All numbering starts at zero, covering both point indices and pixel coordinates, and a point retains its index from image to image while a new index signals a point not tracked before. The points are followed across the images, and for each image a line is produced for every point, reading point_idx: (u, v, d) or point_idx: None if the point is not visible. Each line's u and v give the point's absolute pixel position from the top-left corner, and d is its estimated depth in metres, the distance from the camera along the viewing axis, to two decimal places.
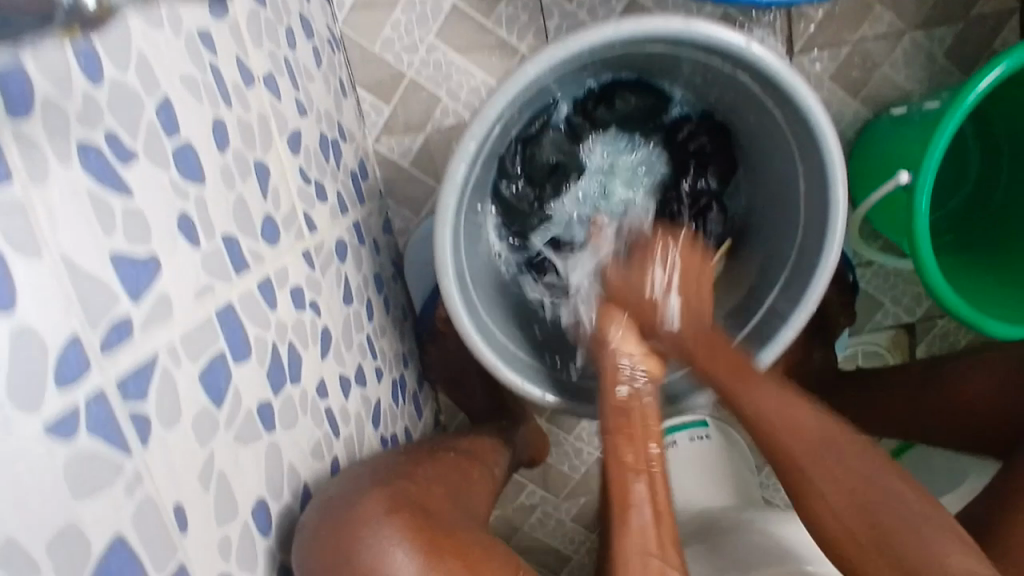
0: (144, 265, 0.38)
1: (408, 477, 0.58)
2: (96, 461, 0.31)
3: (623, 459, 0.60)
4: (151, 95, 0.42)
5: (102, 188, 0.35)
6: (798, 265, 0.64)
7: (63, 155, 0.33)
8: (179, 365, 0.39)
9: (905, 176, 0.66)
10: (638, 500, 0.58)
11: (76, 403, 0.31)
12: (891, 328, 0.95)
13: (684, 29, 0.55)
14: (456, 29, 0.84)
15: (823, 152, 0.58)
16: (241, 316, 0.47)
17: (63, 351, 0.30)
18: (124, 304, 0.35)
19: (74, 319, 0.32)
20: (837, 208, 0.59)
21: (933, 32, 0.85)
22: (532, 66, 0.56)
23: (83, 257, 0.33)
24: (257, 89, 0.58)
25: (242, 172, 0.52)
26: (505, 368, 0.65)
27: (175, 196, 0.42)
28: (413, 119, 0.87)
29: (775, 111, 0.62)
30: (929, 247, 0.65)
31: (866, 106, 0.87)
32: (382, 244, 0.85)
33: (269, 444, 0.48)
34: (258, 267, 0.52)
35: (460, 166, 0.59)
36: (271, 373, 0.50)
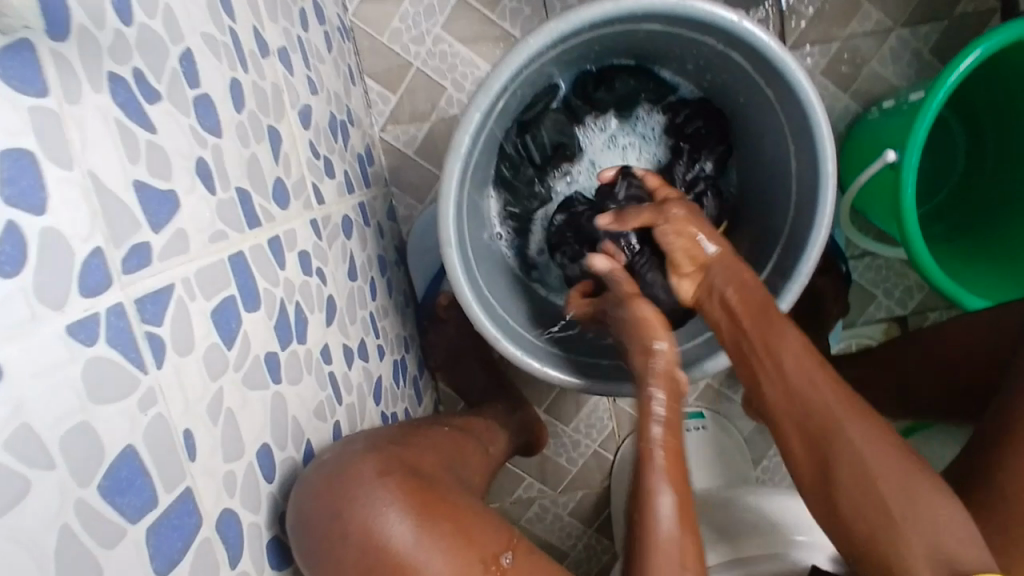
0: (164, 199, 0.39)
1: (400, 441, 0.54)
2: (111, 370, 0.33)
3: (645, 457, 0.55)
4: (175, 45, 0.43)
5: (129, 120, 0.37)
6: (792, 240, 0.66)
7: (94, 82, 0.34)
8: (193, 298, 0.40)
9: (891, 155, 0.69)
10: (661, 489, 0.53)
11: (98, 311, 0.32)
12: (883, 321, 0.98)
13: (681, 5, 0.58)
14: (463, 20, 0.87)
15: (813, 126, 0.60)
16: (251, 266, 0.49)
17: (86, 260, 0.32)
18: (145, 231, 0.37)
19: (99, 234, 0.33)
20: (827, 180, 0.61)
21: (920, 30, 0.89)
22: (535, 39, 0.58)
23: (110, 179, 0.35)
24: (272, 60, 0.60)
25: (256, 133, 0.54)
26: (501, 338, 0.65)
27: (194, 141, 0.44)
28: (419, 109, 0.89)
29: (766, 89, 0.65)
30: (915, 222, 0.69)
31: (857, 101, 0.91)
32: (386, 229, 0.86)
33: (275, 393, 0.49)
34: (269, 224, 0.53)
35: (464, 137, 0.60)
36: (278, 327, 0.51)
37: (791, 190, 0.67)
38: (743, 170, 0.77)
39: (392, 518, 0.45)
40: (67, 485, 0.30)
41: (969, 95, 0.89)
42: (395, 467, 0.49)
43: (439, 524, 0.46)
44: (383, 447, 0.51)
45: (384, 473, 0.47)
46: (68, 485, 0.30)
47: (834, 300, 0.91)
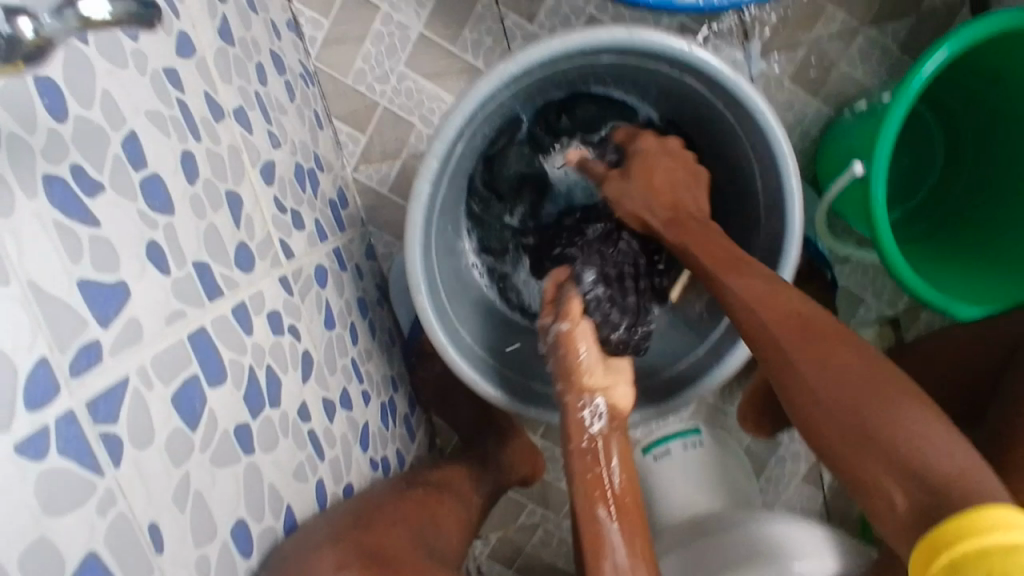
0: (112, 290, 0.39)
1: (364, 521, 0.55)
2: (66, 480, 0.32)
3: (593, 503, 0.61)
4: (117, 130, 0.43)
5: (69, 219, 0.37)
6: (767, 259, 0.67)
7: (28, 188, 0.34)
8: (149, 387, 0.40)
9: (859, 167, 0.69)
10: (613, 547, 0.59)
11: (47, 423, 0.32)
12: (875, 322, 0.97)
13: (629, 38, 0.58)
14: (425, 55, 0.87)
15: (775, 147, 0.61)
16: (215, 341, 0.49)
17: (31, 373, 0.32)
18: (93, 328, 0.37)
19: (43, 343, 0.33)
20: (793, 199, 0.62)
21: (885, 28, 0.88)
22: (485, 84, 0.58)
23: (51, 284, 0.34)
24: (227, 122, 0.60)
25: (213, 201, 0.54)
26: (478, 378, 0.66)
27: (143, 225, 0.44)
28: (389, 147, 0.89)
29: (726, 112, 0.65)
30: (888, 231, 0.68)
31: (827, 104, 0.90)
32: (365, 269, 0.86)
33: (247, 465, 0.48)
34: (232, 292, 0.53)
35: (425, 183, 0.60)
36: (248, 396, 0.51)
37: (760, 208, 0.67)
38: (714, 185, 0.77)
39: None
40: None
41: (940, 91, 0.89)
42: (355, 558, 0.50)
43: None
44: (342, 536, 0.51)
45: (342, 566, 0.48)
46: None
47: (822, 306, 0.91)
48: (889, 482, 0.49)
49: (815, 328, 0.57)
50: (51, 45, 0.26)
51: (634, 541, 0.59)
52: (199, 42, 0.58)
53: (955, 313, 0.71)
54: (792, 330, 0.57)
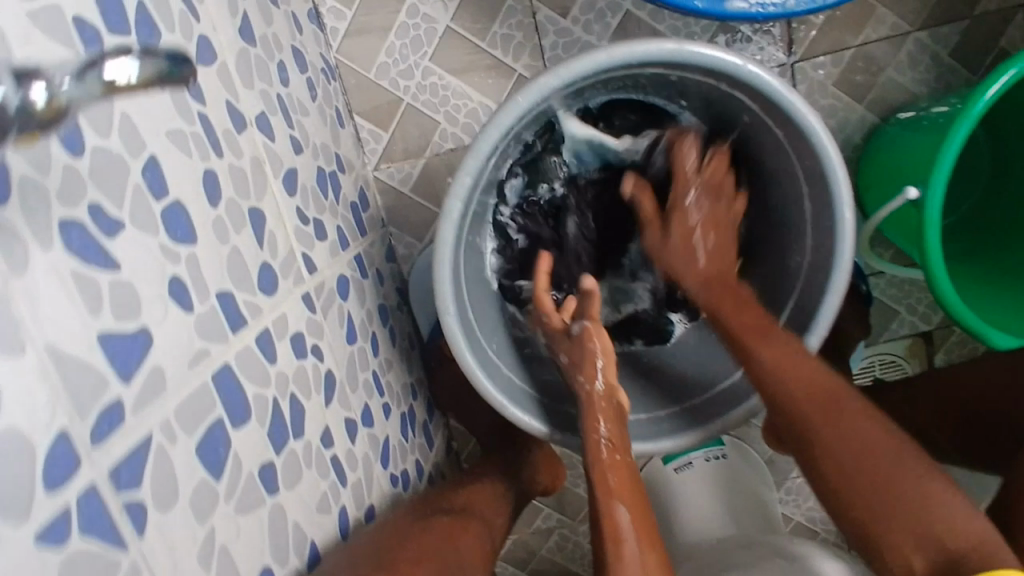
0: (134, 339, 0.36)
1: (389, 559, 0.50)
2: (90, 562, 0.30)
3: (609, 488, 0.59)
4: (136, 157, 0.40)
5: (88, 266, 0.34)
6: (810, 285, 0.64)
7: (43, 239, 0.31)
8: (173, 441, 0.37)
9: (913, 192, 0.65)
10: (627, 532, 0.56)
11: (68, 502, 0.29)
12: (907, 337, 0.94)
13: (680, 51, 0.54)
14: (451, 49, 0.82)
15: (829, 172, 0.58)
16: (239, 377, 0.46)
17: (51, 450, 0.29)
18: (115, 386, 0.34)
19: (62, 415, 0.30)
20: (844, 228, 0.59)
21: (938, 32, 0.83)
22: (524, 97, 0.54)
23: (70, 344, 0.31)
24: (249, 132, 0.56)
25: (235, 223, 0.50)
26: (507, 403, 0.64)
27: (165, 261, 0.41)
28: (412, 146, 0.85)
29: (777, 130, 0.62)
30: (941, 260, 0.64)
31: (873, 111, 0.86)
32: (386, 273, 0.83)
33: (272, 507, 0.46)
34: (256, 320, 0.50)
35: (456, 202, 0.57)
36: (271, 432, 0.49)
37: (806, 231, 0.64)
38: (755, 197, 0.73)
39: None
40: None
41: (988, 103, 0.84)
42: None
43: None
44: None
45: None
46: None
47: (856, 323, 0.88)
48: (907, 546, 0.51)
49: (824, 386, 0.59)
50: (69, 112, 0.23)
51: (648, 535, 0.57)
52: (220, 45, 0.54)
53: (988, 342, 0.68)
54: (805, 386, 0.59)
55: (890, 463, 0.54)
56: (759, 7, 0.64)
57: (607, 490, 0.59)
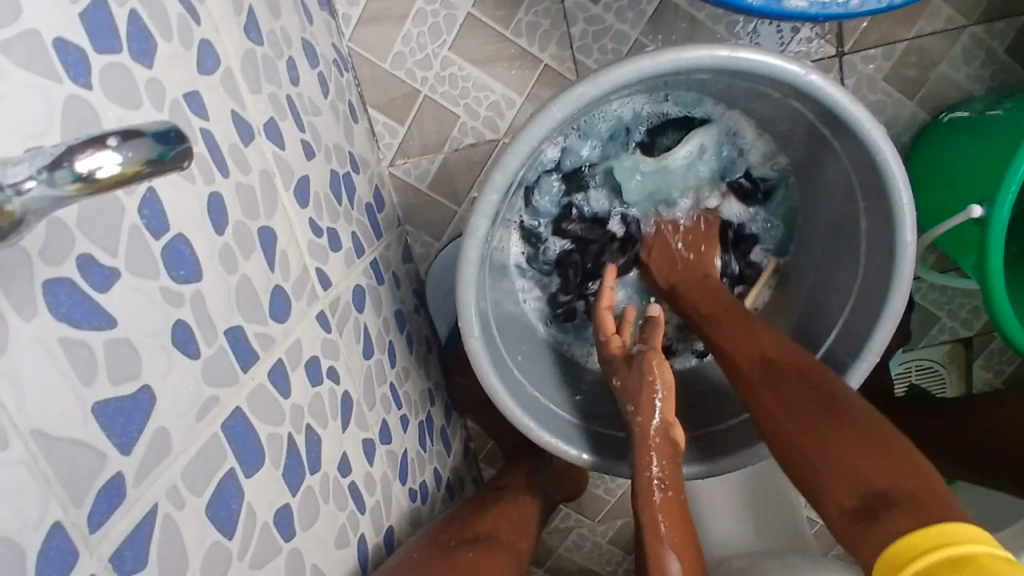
0: (135, 402, 0.33)
1: None
2: None
3: (657, 532, 0.55)
4: (133, 192, 0.36)
5: (80, 330, 0.31)
6: (860, 305, 0.60)
7: (25, 308, 0.28)
8: (181, 507, 0.35)
9: (976, 209, 0.60)
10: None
11: None
12: (947, 342, 0.89)
13: (730, 58, 0.50)
14: (471, 38, 0.77)
15: (891, 186, 0.53)
16: (252, 419, 0.43)
17: (41, 551, 0.26)
18: (114, 460, 0.31)
19: (56, 506, 0.27)
20: (905, 250, 0.55)
21: (994, 27, 0.77)
22: (558, 108, 0.50)
23: (60, 424, 0.28)
24: (257, 143, 0.52)
25: (244, 248, 0.47)
26: (539, 429, 0.61)
27: (167, 305, 0.37)
28: (429, 141, 0.80)
29: (833, 139, 0.57)
30: (1003, 283, 0.60)
31: (925, 107, 0.79)
32: (403, 276, 0.80)
33: (289, 553, 0.44)
34: (268, 352, 0.47)
35: (482, 221, 0.53)
36: (287, 472, 0.46)
37: (860, 246, 0.60)
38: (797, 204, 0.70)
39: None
40: None
41: None
42: None
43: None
44: None
45: None
46: None
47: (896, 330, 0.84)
48: (848, 488, 0.48)
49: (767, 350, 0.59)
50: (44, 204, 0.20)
51: None
52: (224, 50, 0.50)
53: None
54: (755, 352, 0.59)
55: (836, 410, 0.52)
56: (820, 7, 0.59)
57: (658, 540, 0.55)
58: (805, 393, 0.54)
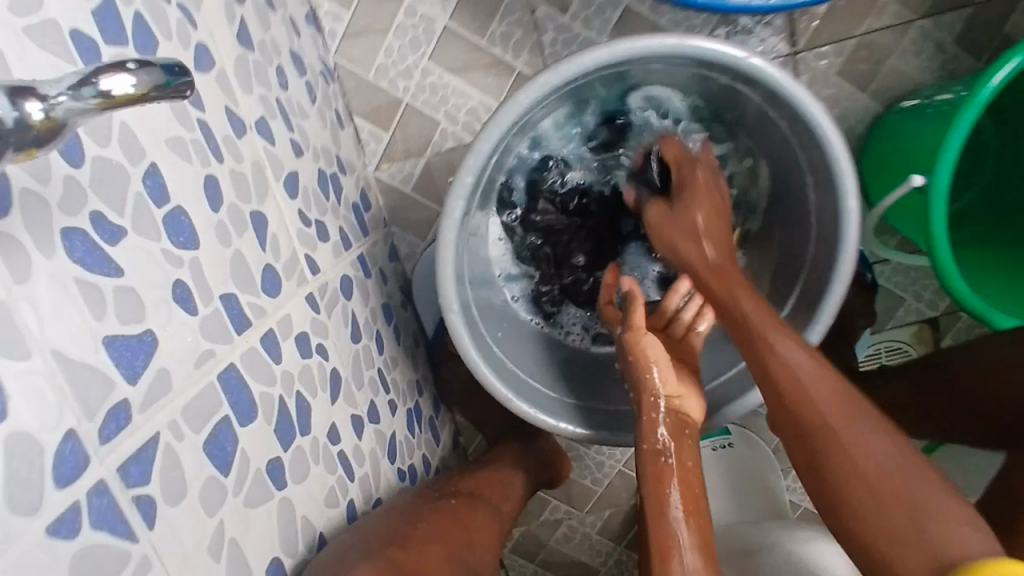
0: (140, 341, 0.37)
1: (399, 539, 0.55)
2: (101, 554, 0.31)
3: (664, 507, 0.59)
4: (136, 165, 0.41)
5: (91, 273, 0.35)
6: (816, 273, 0.64)
7: (45, 247, 0.32)
8: (181, 439, 0.39)
9: (919, 178, 0.63)
10: (681, 546, 0.56)
11: (77, 498, 0.31)
12: (913, 324, 0.94)
13: (681, 45, 0.55)
14: (449, 49, 0.83)
15: (832, 160, 0.58)
16: (245, 376, 0.47)
17: (60, 449, 0.30)
18: (121, 388, 0.35)
19: (70, 415, 0.31)
20: (850, 218, 0.60)
21: (942, 19, 0.82)
22: (524, 95, 0.55)
23: (74, 348, 0.33)
24: (249, 137, 0.57)
25: (237, 227, 0.52)
26: (517, 400, 0.65)
27: (167, 265, 0.42)
28: (412, 145, 0.86)
29: (779, 121, 0.63)
30: (947, 248, 0.64)
31: (877, 99, 0.85)
32: (389, 272, 0.84)
33: (280, 501, 0.48)
34: (261, 321, 0.51)
35: (458, 201, 0.58)
36: (278, 429, 0.50)
37: (811, 220, 0.65)
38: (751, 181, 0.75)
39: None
40: None
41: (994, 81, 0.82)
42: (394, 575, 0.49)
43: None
44: (379, 551, 0.51)
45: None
46: None
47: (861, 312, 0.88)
48: (899, 533, 0.49)
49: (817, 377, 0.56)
50: (64, 125, 0.24)
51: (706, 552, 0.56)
52: (218, 53, 0.55)
53: (995, 324, 0.70)
54: (798, 376, 0.56)
55: (892, 458, 0.51)
56: None
57: (667, 515, 0.58)
58: (859, 425, 0.53)
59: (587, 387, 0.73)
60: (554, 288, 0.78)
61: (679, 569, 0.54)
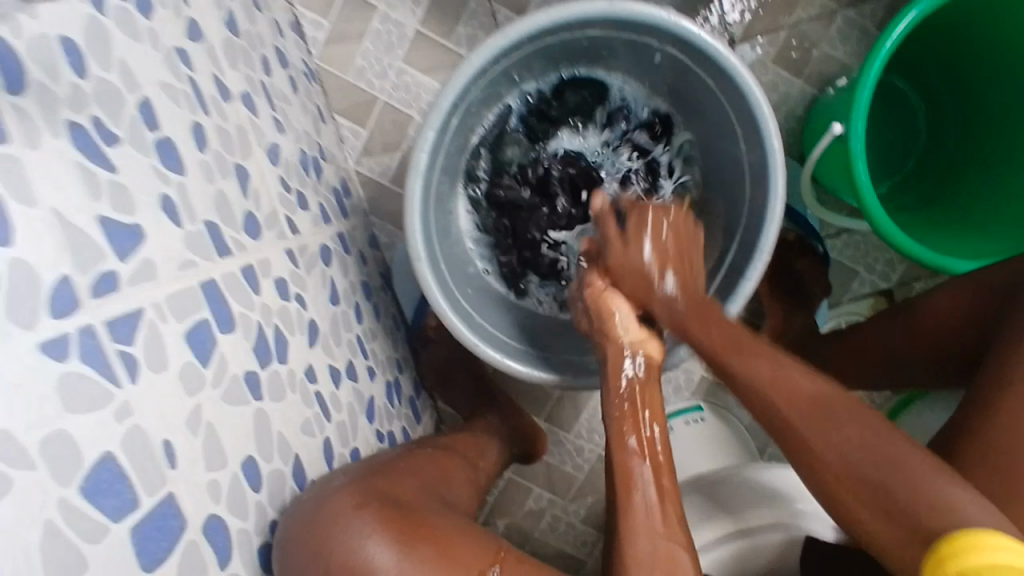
0: (129, 231, 0.42)
1: (380, 471, 0.60)
2: (86, 385, 0.35)
3: (626, 443, 0.62)
4: (132, 94, 0.47)
5: (90, 161, 0.40)
6: (752, 216, 0.69)
7: (53, 128, 0.38)
8: (165, 322, 0.43)
9: (838, 127, 0.73)
10: (642, 481, 0.60)
11: (68, 331, 0.35)
12: (870, 295, 0.99)
13: (613, 7, 0.64)
14: (421, 52, 0.92)
15: (754, 107, 0.65)
16: (225, 293, 0.51)
17: (54, 287, 0.35)
18: (112, 260, 0.40)
19: (65, 264, 0.36)
20: (774, 156, 0.65)
21: (863, 8, 0.93)
22: (478, 56, 0.64)
23: (72, 214, 0.38)
24: (235, 104, 0.64)
25: (222, 171, 0.57)
26: (478, 342, 0.69)
27: (158, 180, 0.47)
28: (389, 140, 0.93)
29: (708, 80, 0.70)
30: (869, 185, 0.71)
31: (811, 83, 0.94)
32: (369, 256, 0.89)
33: (257, 410, 0.51)
34: (241, 254, 0.56)
35: (421, 156, 0.65)
36: (257, 348, 0.53)
37: (744, 169, 0.71)
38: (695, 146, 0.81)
39: (372, 547, 0.51)
40: (46, 485, 0.32)
41: (912, 62, 0.95)
42: (372, 498, 0.55)
43: (420, 549, 0.52)
44: (361, 482, 0.57)
45: (360, 506, 0.54)
46: (46, 486, 0.32)
47: (816, 280, 0.93)
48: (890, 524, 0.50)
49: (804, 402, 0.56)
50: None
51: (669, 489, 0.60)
52: (207, 29, 0.63)
53: (949, 269, 0.74)
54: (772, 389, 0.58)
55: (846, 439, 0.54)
56: None
57: (633, 449, 0.62)
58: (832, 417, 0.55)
59: (543, 344, 0.76)
60: (514, 259, 0.82)
61: (642, 500, 0.58)
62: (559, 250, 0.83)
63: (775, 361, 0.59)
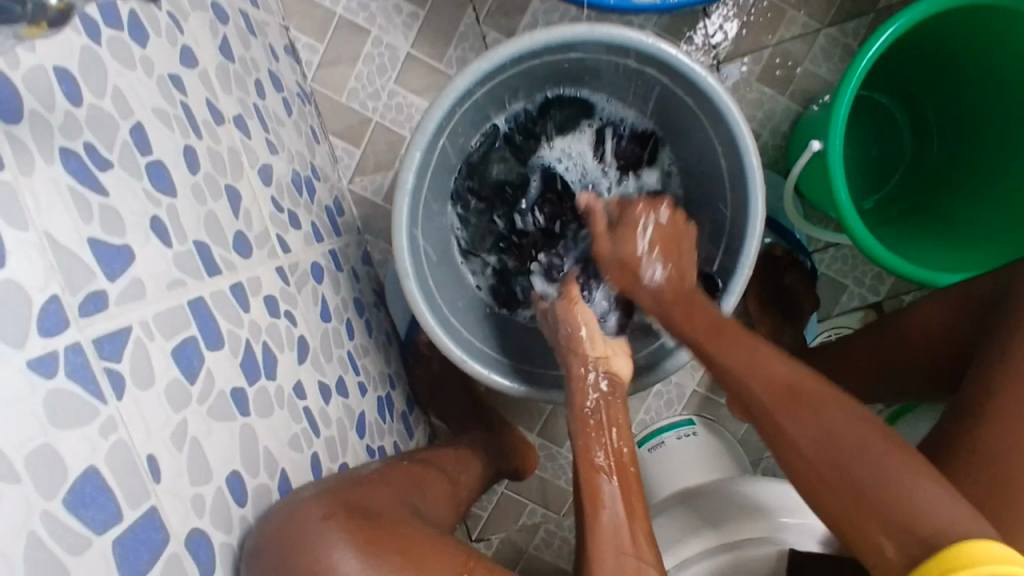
0: (118, 252, 0.44)
1: (352, 483, 0.61)
2: (73, 401, 0.37)
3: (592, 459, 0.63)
4: (125, 120, 0.49)
5: (82, 186, 0.42)
6: (733, 233, 0.71)
7: (46, 154, 0.40)
8: (151, 339, 0.44)
9: (817, 143, 0.75)
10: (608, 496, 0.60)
11: (57, 350, 0.37)
12: (858, 309, 1.00)
13: (593, 31, 0.66)
14: (412, 73, 0.94)
15: (733, 127, 0.66)
16: (213, 311, 0.52)
17: (43, 306, 0.37)
18: (101, 280, 0.41)
19: (55, 284, 0.38)
20: (753, 174, 0.66)
21: (845, 27, 0.95)
22: (464, 78, 0.66)
23: (63, 236, 0.39)
24: (228, 127, 0.66)
25: (213, 192, 0.59)
26: (466, 358, 0.70)
27: (148, 202, 0.49)
28: (382, 160, 0.95)
29: (688, 100, 0.72)
30: (848, 200, 0.74)
31: (795, 101, 0.96)
32: (362, 273, 0.91)
33: (243, 426, 0.52)
34: (231, 272, 0.57)
35: (409, 175, 0.67)
36: (244, 364, 0.54)
37: (725, 186, 0.72)
38: (679, 164, 0.83)
39: (339, 556, 0.51)
40: (32, 499, 0.34)
41: (894, 78, 0.97)
42: (340, 509, 0.55)
43: (390, 557, 0.53)
44: (328, 492, 0.57)
45: (329, 515, 0.54)
46: (32, 499, 0.34)
47: (805, 293, 0.95)
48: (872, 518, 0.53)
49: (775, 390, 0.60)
50: (67, 9, 0.33)
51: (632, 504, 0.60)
52: (202, 56, 0.65)
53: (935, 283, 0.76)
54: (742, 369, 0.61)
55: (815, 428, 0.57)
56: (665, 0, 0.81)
57: (597, 462, 0.63)
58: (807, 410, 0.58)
59: (524, 357, 0.78)
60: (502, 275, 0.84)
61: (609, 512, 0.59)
62: (546, 266, 0.85)
63: (754, 349, 0.63)
